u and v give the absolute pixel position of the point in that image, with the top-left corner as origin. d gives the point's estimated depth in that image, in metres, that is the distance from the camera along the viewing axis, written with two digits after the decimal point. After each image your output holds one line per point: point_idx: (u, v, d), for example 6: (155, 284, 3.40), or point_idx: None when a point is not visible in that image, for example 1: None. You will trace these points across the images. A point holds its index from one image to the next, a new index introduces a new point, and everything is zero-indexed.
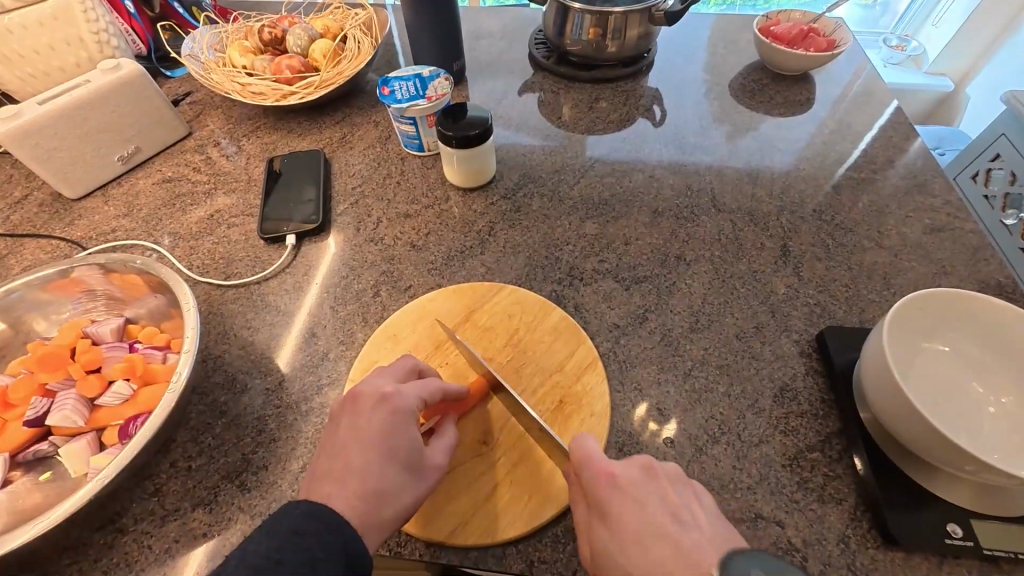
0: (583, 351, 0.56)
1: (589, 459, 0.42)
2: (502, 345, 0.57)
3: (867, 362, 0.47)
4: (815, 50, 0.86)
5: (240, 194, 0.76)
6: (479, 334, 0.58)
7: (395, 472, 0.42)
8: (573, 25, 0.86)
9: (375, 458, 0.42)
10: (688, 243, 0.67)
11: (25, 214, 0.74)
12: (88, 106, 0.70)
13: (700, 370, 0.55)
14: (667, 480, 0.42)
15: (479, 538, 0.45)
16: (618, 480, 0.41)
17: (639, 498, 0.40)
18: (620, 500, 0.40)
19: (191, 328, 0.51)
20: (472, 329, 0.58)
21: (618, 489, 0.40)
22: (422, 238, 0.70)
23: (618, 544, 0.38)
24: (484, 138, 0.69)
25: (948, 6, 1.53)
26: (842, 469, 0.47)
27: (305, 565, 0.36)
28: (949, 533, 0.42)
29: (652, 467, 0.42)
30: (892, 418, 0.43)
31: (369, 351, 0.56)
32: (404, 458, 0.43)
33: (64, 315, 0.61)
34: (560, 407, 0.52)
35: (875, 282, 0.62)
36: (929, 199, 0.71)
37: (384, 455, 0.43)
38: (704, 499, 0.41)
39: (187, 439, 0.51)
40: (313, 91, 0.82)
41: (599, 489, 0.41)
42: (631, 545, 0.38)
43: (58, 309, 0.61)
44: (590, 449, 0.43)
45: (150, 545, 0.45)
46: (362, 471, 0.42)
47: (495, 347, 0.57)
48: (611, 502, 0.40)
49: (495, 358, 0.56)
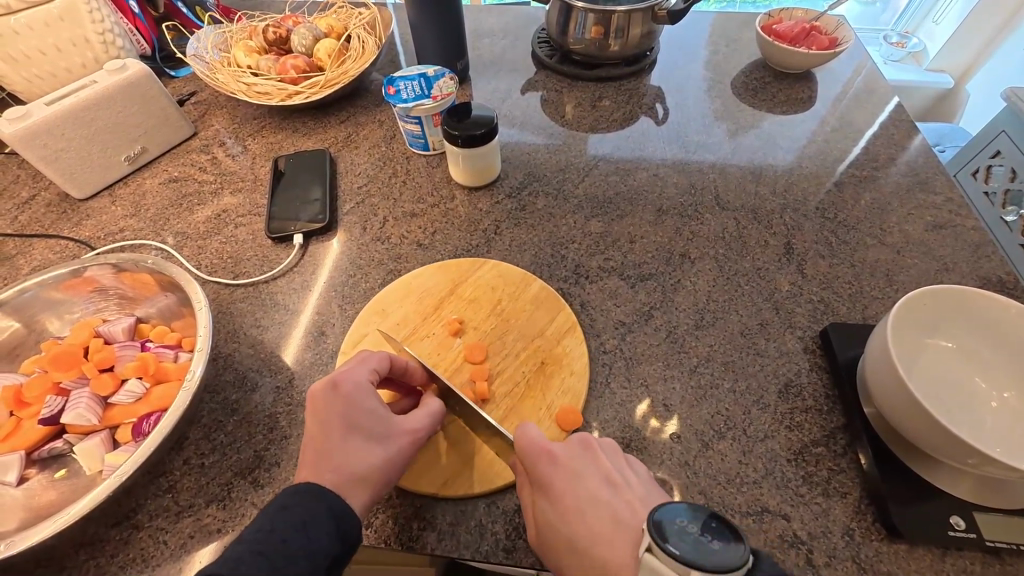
0: (563, 317, 0.59)
1: (533, 442, 0.44)
2: (485, 315, 0.59)
3: (871, 357, 0.48)
4: (818, 48, 0.86)
5: (246, 194, 0.76)
6: (464, 306, 0.60)
7: (365, 445, 0.43)
8: (576, 24, 0.86)
9: (340, 437, 0.43)
10: (693, 241, 0.68)
11: (33, 213, 0.74)
12: (96, 106, 0.71)
13: (705, 367, 0.56)
14: (601, 451, 0.46)
15: (472, 488, 0.47)
16: (558, 458, 0.44)
17: (577, 471, 0.44)
18: (563, 476, 0.43)
19: (204, 325, 0.52)
20: (458, 301, 0.61)
21: (558, 466, 0.43)
22: (428, 237, 0.70)
23: (559, 517, 0.42)
24: (489, 138, 0.69)
25: (947, 3, 1.53)
26: (846, 464, 0.48)
27: (299, 529, 0.38)
28: (953, 526, 0.43)
29: (586, 440, 0.46)
30: (896, 412, 0.44)
31: (359, 326, 0.59)
32: (369, 430, 0.44)
33: (76, 314, 0.62)
34: (542, 367, 0.55)
35: (878, 280, 0.62)
36: (930, 197, 0.71)
37: (349, 433, 0.43)
38: (635, 467, 0.46)
39: (200, 437, 0.52)
40: (319, 90, 0.82)
41: (542, 471, 0.43)
42: (574, 514, 0.42)
43: (69, 308, 0.61)
44: (532, 433, 0.45)
45: (165, 541, 0.46)
46: (333, 454, 0.42)
47: (479, 317, 0.59)
48: (554, 479, 0.43)
49: (479, 327, 0.58)
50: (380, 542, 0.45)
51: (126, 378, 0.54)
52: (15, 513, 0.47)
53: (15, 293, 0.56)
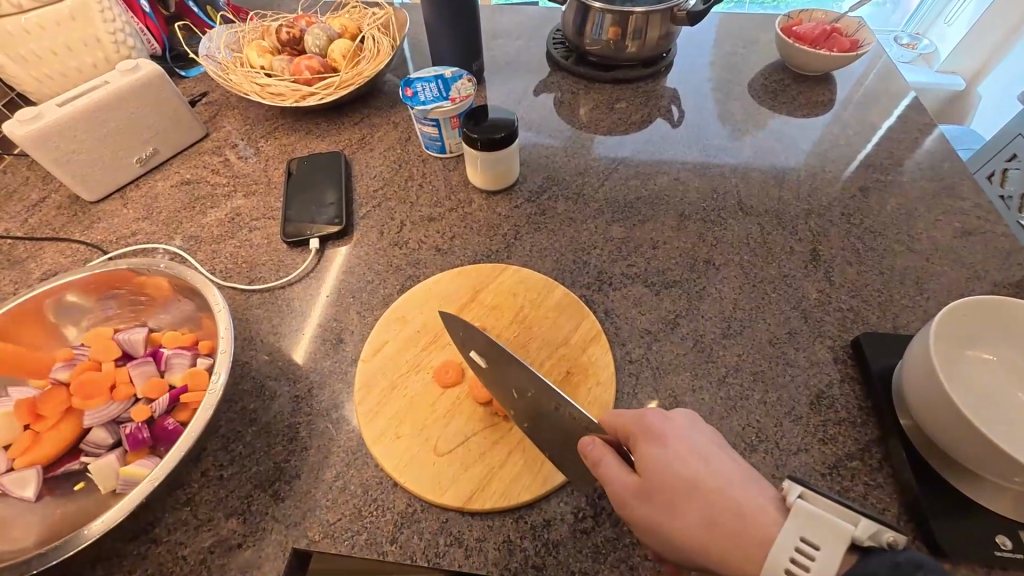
0: (587, 325, 0.57)
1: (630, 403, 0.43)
2: (508, 322, 0.58)
3: (910, 366, 0.47)
4: (839, 50, 0.85)
5: (260, 196, 0.75)
6: (485, 312, 0.59)
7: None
8: (593, 25, 0.85)
9: None
10: (716, 247, 0.67)
11: (44, 216, 0.73)
12: (107, 106, 0.69)
13: (734, 377, 0.54)
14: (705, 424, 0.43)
15: (499, 502, 0.46)
16: (667, 414, 0.42)
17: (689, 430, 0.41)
18: (674, 429, 0.41)
19: (225, 327, 0.52)
20: (479, 308, 0.60)
21: (668, 420, 0.41)
22: (447, 242, 0.69)
23: (675, 460, 0.38)
24: (509, 141, 0.68)
25: (960, 5, 1.52)
26: (883, 479, 0.47)
27: None
28: (998, 545, 0.41)
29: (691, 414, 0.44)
30: (938, 424, 0.43)
31: (379, 333, 0.57)
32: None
33: (96, 323, 0.61)
34: (567, 377, 0.53)
35: (908, 288, 0.61)
36: (958, 202, 0.70)
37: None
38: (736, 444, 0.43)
39: (218, 447, 0.51)
40: (334, 91, 0.81)
41: (651, 421, 0.41)
42: (692, 458, 0.38)
43: (90, 316, 0.60)
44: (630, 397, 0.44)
45: (185, 556, 0.45)
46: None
47: (501, 325, 0.58)
48: (665, 429, 0.40)
49: (502, 335, 0.57)
50: (407, 558, 0.44)
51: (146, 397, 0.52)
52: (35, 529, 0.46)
53: (30, 299, 0.55)
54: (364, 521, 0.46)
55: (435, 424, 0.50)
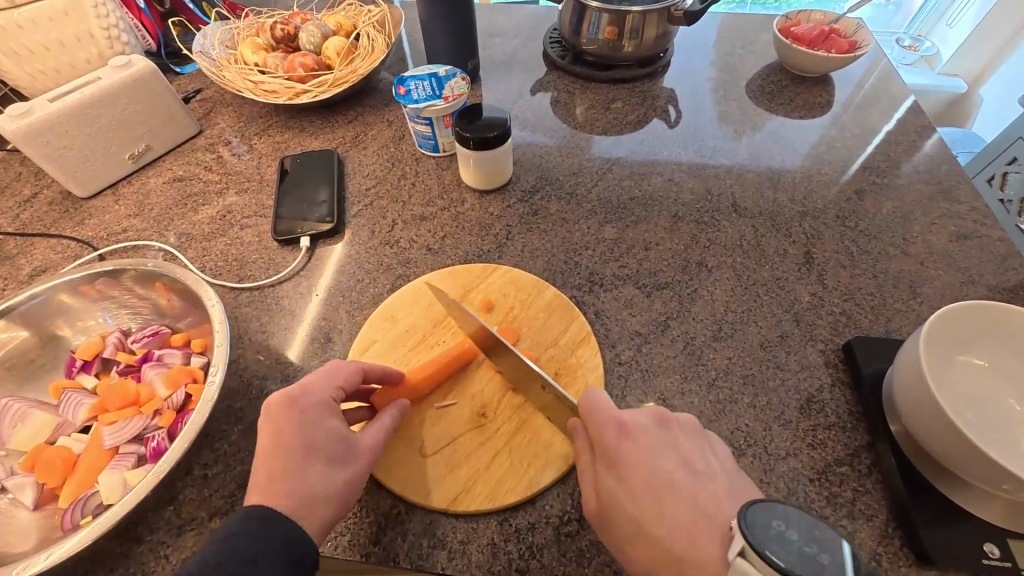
0: (577, 326, 0.57)
1: (600, 410, 0.43)
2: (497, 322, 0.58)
3: (900, 371, 0.46)
4: (837, 51, 0.84)
5: (252, 194, 0.75)
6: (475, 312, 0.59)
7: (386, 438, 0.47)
8: (589, 24, 0.85)
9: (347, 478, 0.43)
10: (709, 249, 0.66)
11: (35, 212, 0.73)
12: (100, 103, 0.69)
13: (724, 380, 0.54)
14: (678, 429, 0.44)
15: (485, 503, 0.46)
16: (628, 428, 0.43)
17: (652, 445, 0.42)
18: (631, 448, 0.42)
19: (219, 320, 0.52)
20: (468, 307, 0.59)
21: (629, 436, 0.42)
22: (438, 242, 0.68)
23: (628, 486, 0.40)
24: (502, 140, 0.67)
25: (962, 6, 1.51)
26: (872, 484, 0.47)
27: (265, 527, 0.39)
28: (986, 554, 0.40)
29: (664, 417, 0.45)
30: (927, 430, 0.42)
31: (367, 333, 0.57)
32: (325, 451, 0.43)
33: (90, 323, 0.61)
34: (556, 378, 0.53)
35: (901, 291, 0.61)
36: (954, 206, 0.69)
37: (327, 411, 0.45)
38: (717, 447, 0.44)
39: (203, 447, 0.50)
40: (328, 89, 0.81)
41: (611, 439, 0.42)
42: (645, 488, 0.40)
43: (84, 316, 0.60)
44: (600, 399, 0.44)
45: (166, 555, 0.44)
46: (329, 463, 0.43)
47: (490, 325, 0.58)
48: (623, 449, 0.42)
49: None
50: (389, 560, 0.44)
51: (141, 395, 0.52)
52: (26, 529, 0.46)
53: (25, 299, 0.55)
54: (348, 522, 0.46)
55: (423, 424, 0.50)
